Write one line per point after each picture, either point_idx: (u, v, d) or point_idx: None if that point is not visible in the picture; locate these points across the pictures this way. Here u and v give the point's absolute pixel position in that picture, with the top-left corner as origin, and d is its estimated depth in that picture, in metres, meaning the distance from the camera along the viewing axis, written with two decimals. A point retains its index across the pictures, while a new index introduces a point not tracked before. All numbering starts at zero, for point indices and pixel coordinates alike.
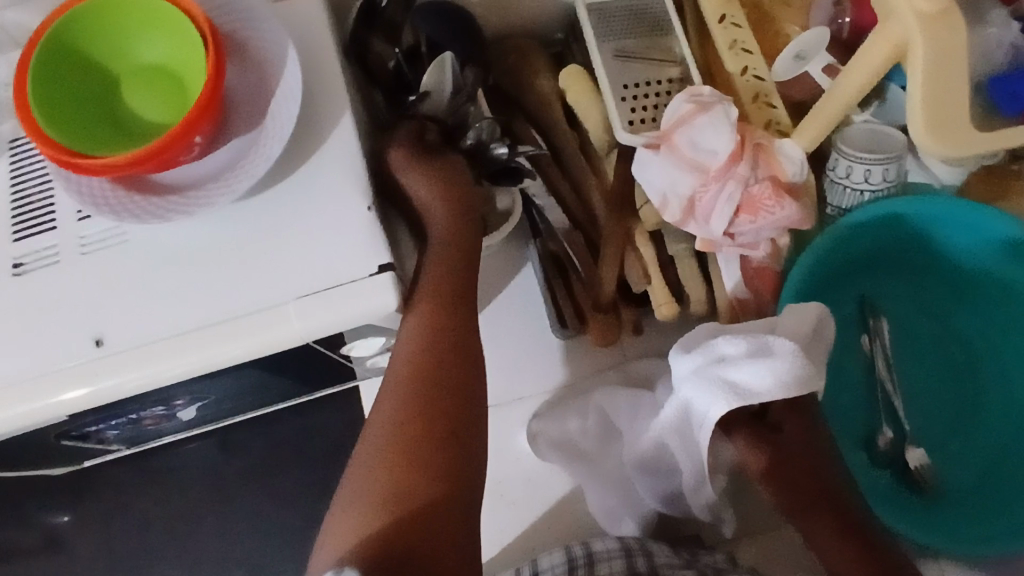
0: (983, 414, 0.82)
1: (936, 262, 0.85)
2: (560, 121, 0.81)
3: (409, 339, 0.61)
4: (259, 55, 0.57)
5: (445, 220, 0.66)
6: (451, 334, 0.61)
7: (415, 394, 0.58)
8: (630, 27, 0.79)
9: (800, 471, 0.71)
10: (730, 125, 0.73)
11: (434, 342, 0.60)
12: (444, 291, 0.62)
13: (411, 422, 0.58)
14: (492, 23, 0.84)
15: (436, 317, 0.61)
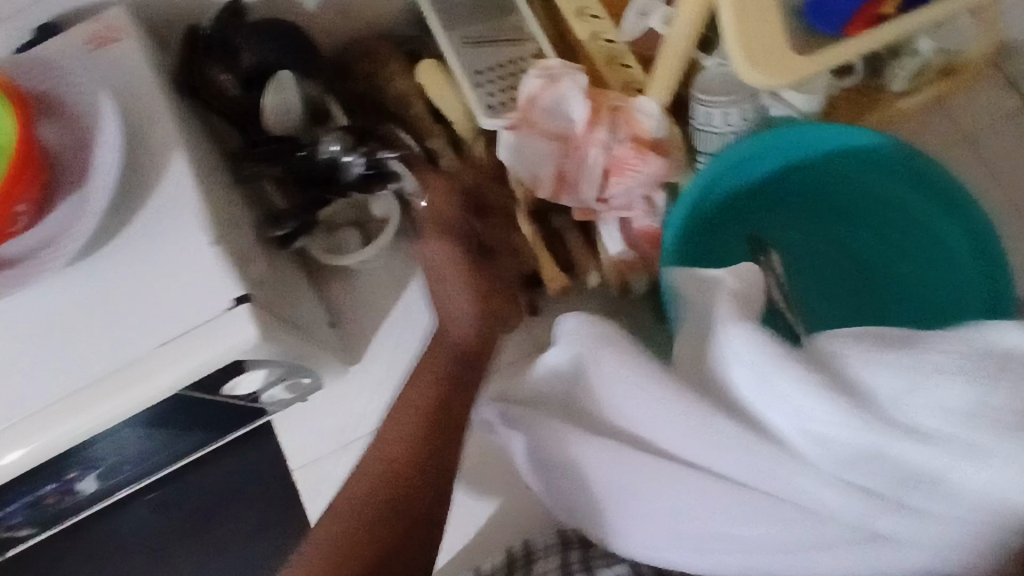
0: (880, 322, 0.83)
1: (812, 189, 0.86)
2: (423, 117, 0.83)
3: (388, 441, 0.60)
4: (77, 111, 0.60)
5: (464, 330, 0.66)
6: (425, 452, 0.59)
7: (369, 500, 0.55)
8: (474, 13, 0.84)
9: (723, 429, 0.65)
10: (580, 92, 0.74)
11: (394, 448, 0.59)
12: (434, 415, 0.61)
13: (359, 507, 0.55)
14: (340, 32, 0.87)
15: (406, 435, 0.59)
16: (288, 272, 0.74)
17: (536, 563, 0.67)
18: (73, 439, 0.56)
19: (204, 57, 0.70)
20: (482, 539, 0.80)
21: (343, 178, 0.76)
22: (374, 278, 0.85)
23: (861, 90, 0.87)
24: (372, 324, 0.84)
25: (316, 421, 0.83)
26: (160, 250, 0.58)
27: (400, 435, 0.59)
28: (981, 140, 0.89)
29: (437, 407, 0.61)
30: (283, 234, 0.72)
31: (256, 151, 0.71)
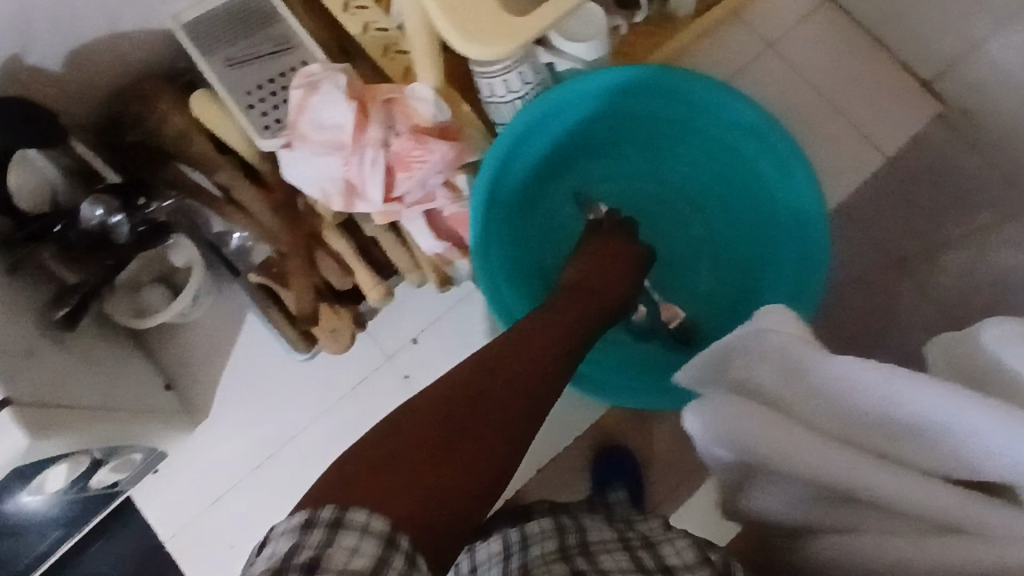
0: (714, 250, 0.83)
1: (625, 129, 0.82)
2: (206, 151, 0.79)
3: (500, 339, 0.51)
4: None
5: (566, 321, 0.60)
6: (533, 343, 0.51)
7: (467, 369, 0.47)
8: (231, 31, 0.79)
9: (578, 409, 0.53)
10: (343, 94, 0.70)
11: (522, 338, 0.51)
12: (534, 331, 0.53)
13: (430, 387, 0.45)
14: (101, 81, 0.81)
15: (512, 335, 0.52)
16: (94, 347, 0.72)
17: None
18: None
19: None
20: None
21: (119, 241, 0.71)
22: (201, 325, 0.81)
23: (654, 22, 0.84)
24: (209, 374, 0.81)
25: (174, 486, 0.80)
26: None
27: (507, 336, 0.51)
28: (782, 44, 0.88)
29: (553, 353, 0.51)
30: (67, 315, 0.68)
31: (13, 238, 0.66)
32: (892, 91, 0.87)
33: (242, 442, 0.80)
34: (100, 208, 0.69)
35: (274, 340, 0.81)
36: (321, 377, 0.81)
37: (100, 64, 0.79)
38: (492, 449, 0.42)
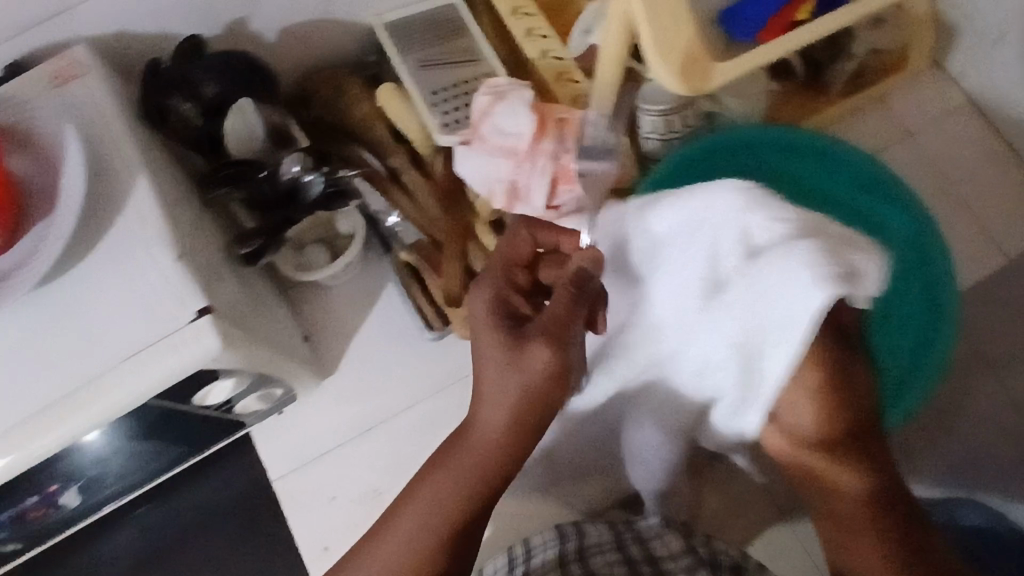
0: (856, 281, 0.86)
1: None
2: (383, 137, 0.88)
3: (496, 403, 0.58)
4: (41, 141, 0.63)
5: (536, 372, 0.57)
6: (528, 415, 0.59)
7: (478, 455, 0.60)
8: (427, 38, 0.88)
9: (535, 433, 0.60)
10: (526, 107, 0.78)
11: (517, 405, 0.58)
12: (533, 402, 0.58)
13: (439, 473, 0.61)
14: (303, 61, 0.91)
15: (507, 396, 0.58)
16: (259, 287, 0.79)
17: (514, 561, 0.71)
18: (34, 459, 0.57)
19: (164, 89, 0.73)
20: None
21: (306, 196, 0.80)
22: (346, 289, 0.89)
23: (802, 94, 0.91)
24: (342, 337, 0.88)
25: (290, 434, 0.86)
26: (130, 272, 0.60)
27: (498, 399, 0.58)
28: (922, 135, 0.95)
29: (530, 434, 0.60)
30: (250, 251, 0.77)
31: (222, 175, 0.76)
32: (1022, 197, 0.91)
33: (357, 405, 0.86)
34: (297, 164, 0.78)
35: (407, 315, 0.88)
36: (441, 359, 0.87)
37: (308, 45, 0.88)
38: (474, 525, 0.61)
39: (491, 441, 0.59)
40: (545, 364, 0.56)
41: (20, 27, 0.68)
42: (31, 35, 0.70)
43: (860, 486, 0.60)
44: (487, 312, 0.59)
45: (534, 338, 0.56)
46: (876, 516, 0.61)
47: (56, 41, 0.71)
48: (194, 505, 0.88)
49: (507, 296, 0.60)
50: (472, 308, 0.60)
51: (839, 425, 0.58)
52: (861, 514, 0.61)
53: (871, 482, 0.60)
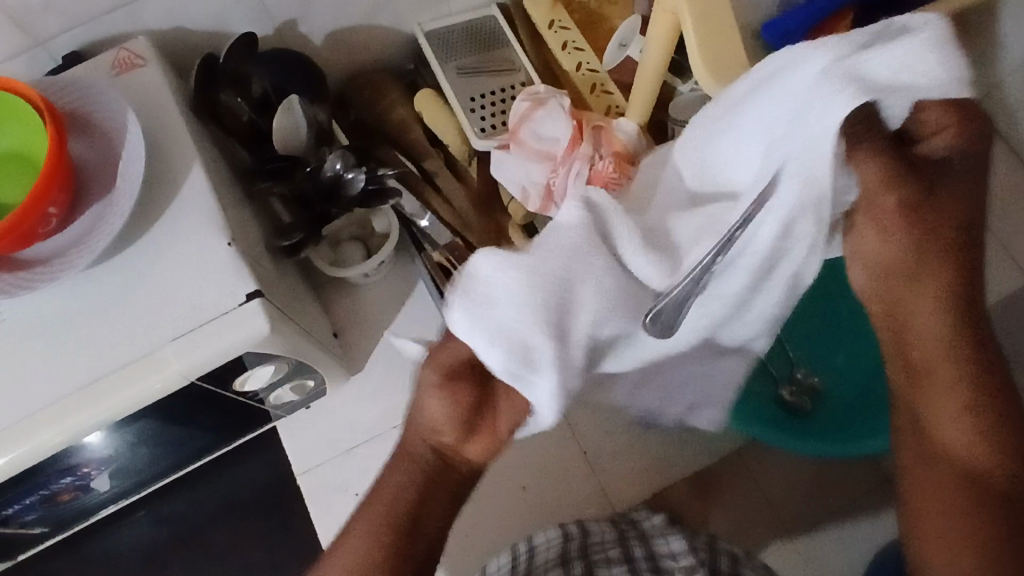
0: None
1: None
2: (420, 141, 0.90)
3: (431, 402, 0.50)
4: (102, 126, 0.65)
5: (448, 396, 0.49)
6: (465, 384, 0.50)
7: (427, 450, 0.52)
8: (466, 47, 0.91)
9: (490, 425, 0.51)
10: (565, 114, 0.80)
11: (452, 394, 0.49)
12: (462, 387, 0.49)
13: (390, 475, 0.52)
14: (345, 65, 0.93)
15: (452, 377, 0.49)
16: (295, 280, 0.81)
17: (537, 554, 0.73)
18: (90, 427, 0.61)
19: (216, 82, 0.75)
20: (517, 524, 0.88)
21: (348, 194, 0.81)
22: (377, 288, 0.91)
23: None
24: (372, 333, 0.89)
25: (318, 428, 0.87)
26: (184, 255, 0.63)
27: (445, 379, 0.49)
28: None
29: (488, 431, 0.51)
30: (290, 245, 0.78)
31: (266, 168, 0.77)
32: None
33: (385, 402, 0.87)
34: (340, 163, 0.80)
35: (437, 316, 0.90)
36: None
37: (351, 50, 0.91)
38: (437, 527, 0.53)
39: (423, 441, 0.51)
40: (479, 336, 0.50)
41: (82, 19, 0.71)
42: (93, 26, 0.72)
43: (969, 441, 0.47)
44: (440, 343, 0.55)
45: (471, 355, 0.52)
46: (981, 490, 0.47)
47: (116, 34, 0.74)
48: (217, 497, 0.88)
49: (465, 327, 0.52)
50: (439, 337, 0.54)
51: (953, 353, 0.46)
52: (949, 479, 0.48)
53: (983, 438, 0.47)
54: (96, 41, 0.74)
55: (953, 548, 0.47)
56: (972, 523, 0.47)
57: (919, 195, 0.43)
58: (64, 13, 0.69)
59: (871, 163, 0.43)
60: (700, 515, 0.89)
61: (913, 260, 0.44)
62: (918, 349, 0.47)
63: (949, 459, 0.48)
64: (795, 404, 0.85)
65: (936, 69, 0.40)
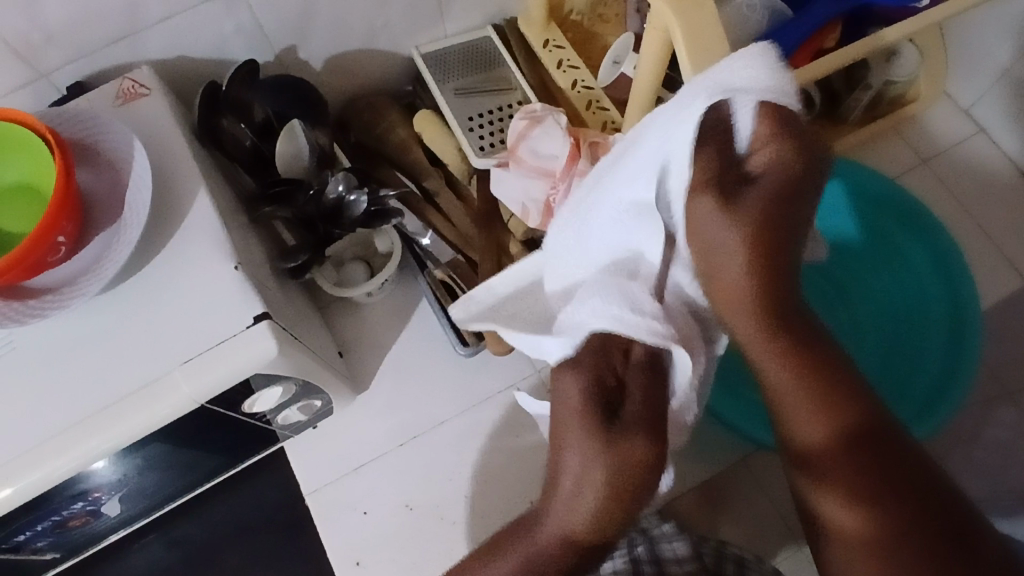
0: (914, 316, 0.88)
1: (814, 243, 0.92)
2: (419, 161, 0.91)
3: (595, 479, 0.48)
4: (109, 155, 0.66)
5: (623, 464, 0.48)
6: (643, 476, 0.48)
7: (568, 516, 0.51)
8: (463, 68, 0.93)
9: (625, 503, 0.49)
10: (562, 130, 0.81)
11: (628, 481, 0.48)
12: (638, 475, 0.48)
13: (536, 531, 0.53)
14: (345, 88, 0.95)
15: (635, 446, 0.48)
16: (300, 301, 0.82)
17: None
18: (102, 452, 0.62)
19: (218, 110, 0.77)
20: None
21: (351, 215, 0.83)
22: (380, 306, 0.92)
23: (820, 123, 0.96)
24: (377, 351, 0.90)
25: (326, 447, 0.87)
26: (190, 279, 0.64)
27: (628, 448, 0.48)
28: (936, 161, 1.00)
29: (640, 497, 0.49)
30: (295, 267, 0.80)
31: (268, 193, 0.79)
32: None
33: (391, 420, 0.88)
34: (342, 185, 0.81)
35: (441, 332, 0.91)
36: (472, 376, 0.89)
37: (350, 74, 0.93)
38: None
39: (572, 515, 0.51)
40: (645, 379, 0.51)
41: (89, 49, 0.72)
42: (96, 57, 0.74)
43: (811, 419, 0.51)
44: (582, 400, 0.50)
45: (632, 434, 0.48)
46: (853, 468, 0.51)
47: (121, 63, 0.76)
48: (226, 520, 0.89)
49: (604, 381, 0.50)
50: (561, 392, 0.51)
51: (777, 355, 0.50)
52: (832, 465, 0.51)
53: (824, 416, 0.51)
54: (99, 72, 0.75)
55: (852, 528, 0.51)
56: (851, 505, 0.51)
57: (729, 192, 0.50)
58: (71, 43, 0.71)
59: (706, 202, 0.50)
60: (708, 522, 0.89)
61: (746, 278, 0.49)
62: (769, 358, 0.51)
63: (812, 454, 0.52)
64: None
65: (764, 76, 0.49)
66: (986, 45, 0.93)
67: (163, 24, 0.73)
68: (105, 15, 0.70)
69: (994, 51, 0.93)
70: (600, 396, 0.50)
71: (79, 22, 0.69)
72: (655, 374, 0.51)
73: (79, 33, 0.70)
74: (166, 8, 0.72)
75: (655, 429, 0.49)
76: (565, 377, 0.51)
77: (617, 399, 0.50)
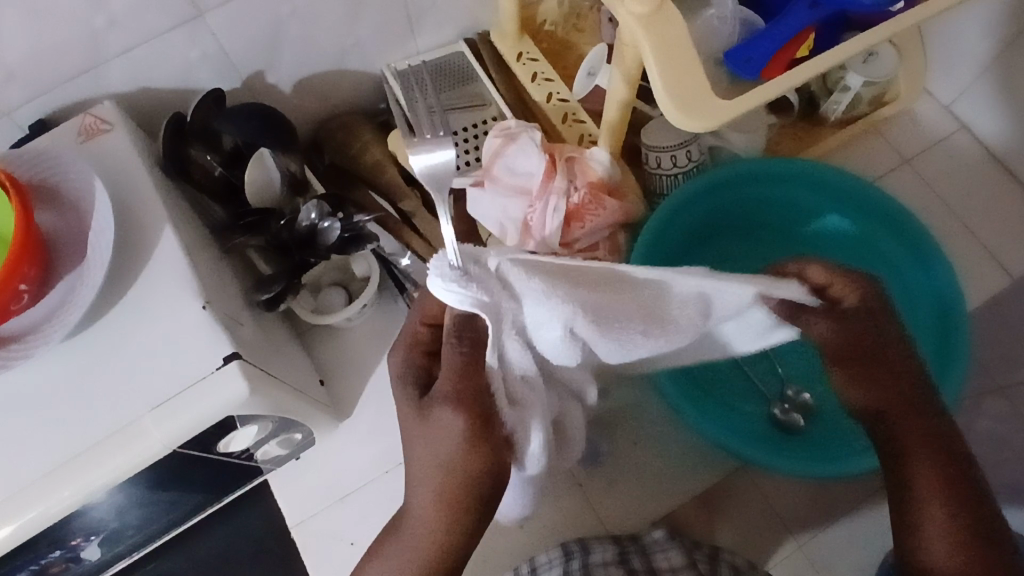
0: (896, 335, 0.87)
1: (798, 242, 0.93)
2: (393, 182, 0.90)
3: (438, 440, 0.56)
4: (70, 196, 0.64)
5: (454, 419, 0.55)
6: (474, 426, 0.55)
7: (440, 481, 0.57)
8: (436, 85, 0.91)
9: (476, 454, 0.55)
10: (537, 148, 0.80)
11: (469, 436, 0.55)
12: (467, 426, 0.55)
13: (420, 492, 0.59)
14: (318, 109, 0.93)
15: (457, 401, 0.55)
16: (276, 331, 0.80)
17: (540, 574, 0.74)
18: (74, 503, 0.60)
19: (186, 139, 0.75)
20: (519, 549, 0.88)
21: (324, 243, 0.81)
22: (360, 329, 0.90)
23: (800, 125, 0.95)
24: (359, 377, 0.89)
25: (310, 478, 0.86)
26: (159, 320, 0.62)
27: (452, 402, 0.55)
28: (918, 160, 0.99)
29: (486, 440, 0.56)
30: (269, 298, 0.77)
31: (241, 223, 0.77)
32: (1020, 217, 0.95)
33: (375, 447, 0.86)
34: (315, 212, 0.80)
35: None
36: None
37: (321, 95, 0.91)
38: (460, 532, 0.59)
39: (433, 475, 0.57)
40: (467, 352, 0.56)
41: (47, 86, 0.71)
42: (58, 93, 0.72)
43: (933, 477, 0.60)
44: (407, 379, 0.60)
45: (442, 401, 0.56)
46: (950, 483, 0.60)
47: (83, 98, 0.74)
48: (215, 555, 0.88)
49: (418, 358, 0.61)
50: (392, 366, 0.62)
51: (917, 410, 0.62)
52: (931, 479, 0.60)
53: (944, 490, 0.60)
54: (62, 108, 0.74)
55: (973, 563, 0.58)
56: (953, 519, 0.59)
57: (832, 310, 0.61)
58: (28, 81, 0.69)
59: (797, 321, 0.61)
60: (705, 527, 0.88)
61: (877, 383, 0.62)
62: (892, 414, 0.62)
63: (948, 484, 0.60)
64: (787, 421, 0.83)
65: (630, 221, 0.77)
66: (965, 40, 0.92)
67: (124, 57, 0.72)
68: (64, 50, 0.68)
69: (978, 46, 0.91)
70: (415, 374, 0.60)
71: (37, 59, 0.67)
72: (473, 343, 0.56)
73: (38, 71, 0.69)
74: (127, 40, 0.70)
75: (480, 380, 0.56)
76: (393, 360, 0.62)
77: (431, 370, 0.61)
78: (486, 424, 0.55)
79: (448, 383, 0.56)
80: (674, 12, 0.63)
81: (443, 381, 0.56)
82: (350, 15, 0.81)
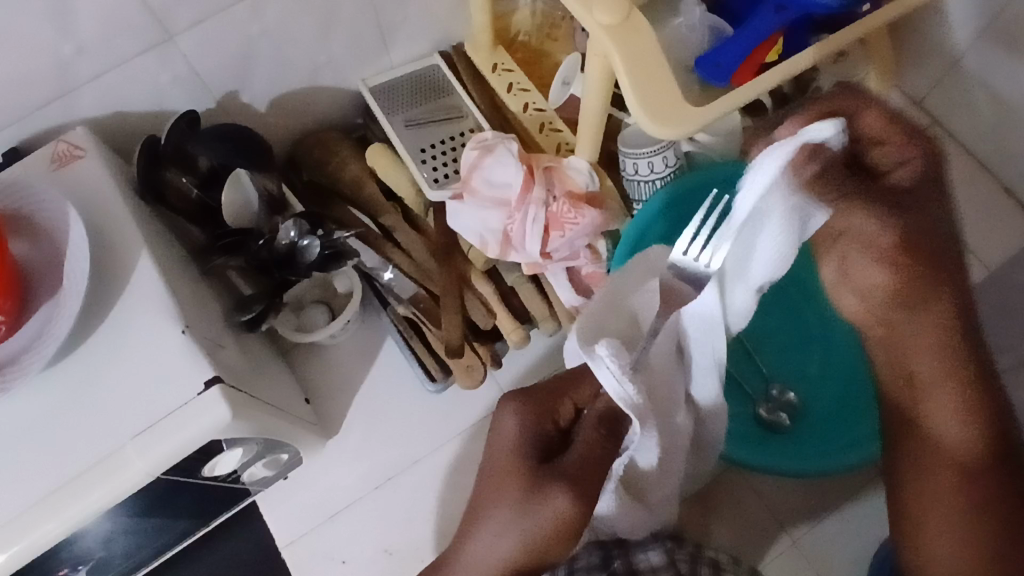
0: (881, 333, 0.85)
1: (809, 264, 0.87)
2: (372, 196, 0.90)
3: (529, 517, 0.55)
4: (45, 225, 0.64)
5: (559, 502, 0.55)
6: (574, 519, 0.55)
7: (509, 549, 0.56)
8: (412, 98, 0.91)
9: (550, 537, 0.55)
10: (514, 159, 0.80)
11: (561, 530, 0.55)
12: (567, 523, 0.55)
13: (481, 549, 0.58)
14: (294, 126, 0.93)
15: (573, 494, 0.55)
16: (259, 351, 0.80)
17: None
18: (58, 535, 0.59)
19: (161, 162, 0.74)
20: None
21: (305, 261, 0.81)
22: (345, 345, 0.91)
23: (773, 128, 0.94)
24: (344, 393, 0.89)
25: (300, 496, 0.86)
26: (140, 346, 0.62)
27: (571, 495, 0.55)
28: None
29: (564, 534, 0.56)
30: (250, 318, 0.76)
31: (219, 244, 0.76)
32: (990, 209, 0.97)
33: (364, 463, 0.86)
34: (294, 230, 0.80)
35: (409, 368, 0.89)
36: (445, 412, 0.88)
37: (297, 112, 0.91)
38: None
39: (502, 547, 0.57)
40: (587, 452, 0.58)
41: (19, 115, 0.70)
42: (29, 121, 0.71)
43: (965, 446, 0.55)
44: (517, 439, 0.60)
45: (558, 484, 0.55)
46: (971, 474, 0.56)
47: (56, 125, 0.73)
48: None
49: (545, 426, 0.62)
50: (502, 426, 0.62)
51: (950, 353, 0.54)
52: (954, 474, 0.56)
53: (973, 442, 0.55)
54: (34, 136, 0.73)
55: (947, 523, 0.57)
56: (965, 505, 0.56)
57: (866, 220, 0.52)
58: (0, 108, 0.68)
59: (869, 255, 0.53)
60: (703, 530, 0.88)
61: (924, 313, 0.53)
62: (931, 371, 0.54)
63: (957, 461, 0.56)
64: (773, 421, 0.82)
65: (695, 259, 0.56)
66: (932, 36, 0.93)
67: (97, 82, 0.71)
68: (35, 78, 0.67)
69: (946, 45, 0.92)
70: (535, 441, 0.60)
71: (8, 86, 0.67)
72: (612, 434, 0.60)
73: (10, 99, 0.68)
74: (98, 65, 0.70)
75: (597, 481, 0.57)
76: (507, 423, 0.62)
77: (547, 443, 0.61)
78: (581, 523, 0.56)
79: (568, 469, 0.57)
80: (642, 20, 0.64)
81: (566, 464, 0.57)
82: (323, 32, 0.81)
